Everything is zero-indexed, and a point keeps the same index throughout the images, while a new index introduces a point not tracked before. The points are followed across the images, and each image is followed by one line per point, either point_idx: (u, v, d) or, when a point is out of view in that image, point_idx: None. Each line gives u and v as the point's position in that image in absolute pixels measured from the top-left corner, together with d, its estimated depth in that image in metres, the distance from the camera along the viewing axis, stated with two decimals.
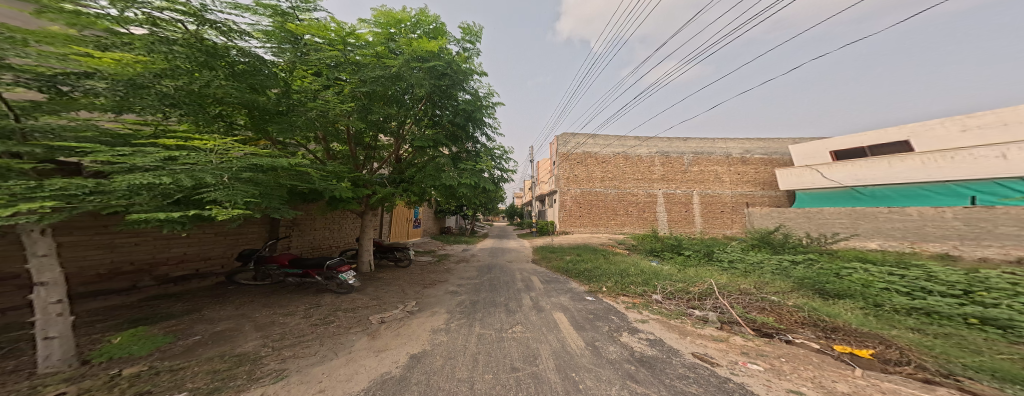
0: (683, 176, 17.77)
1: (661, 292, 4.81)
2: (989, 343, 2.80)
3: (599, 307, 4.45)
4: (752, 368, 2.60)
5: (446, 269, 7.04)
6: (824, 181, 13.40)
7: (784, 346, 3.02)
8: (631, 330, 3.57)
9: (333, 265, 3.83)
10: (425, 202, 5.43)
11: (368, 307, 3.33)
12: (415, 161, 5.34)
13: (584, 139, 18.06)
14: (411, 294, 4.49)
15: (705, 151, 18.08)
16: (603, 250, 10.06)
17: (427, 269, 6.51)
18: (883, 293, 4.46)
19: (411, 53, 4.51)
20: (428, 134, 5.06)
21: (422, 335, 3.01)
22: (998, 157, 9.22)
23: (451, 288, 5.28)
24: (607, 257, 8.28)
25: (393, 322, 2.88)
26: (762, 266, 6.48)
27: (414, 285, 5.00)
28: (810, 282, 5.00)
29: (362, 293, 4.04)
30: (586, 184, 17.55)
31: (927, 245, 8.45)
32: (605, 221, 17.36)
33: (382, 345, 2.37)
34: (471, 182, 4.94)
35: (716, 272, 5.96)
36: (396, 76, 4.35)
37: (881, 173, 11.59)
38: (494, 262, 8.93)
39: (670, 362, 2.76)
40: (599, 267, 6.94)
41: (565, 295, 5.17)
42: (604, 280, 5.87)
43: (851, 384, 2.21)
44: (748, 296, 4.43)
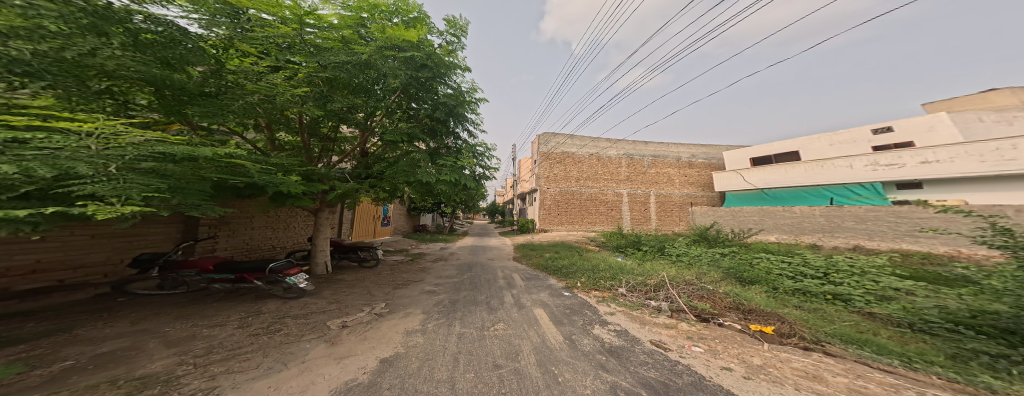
0: (644, 177, 18.82)
1: (626, 285, 5.05)
2: (839, 314, 3.54)
3: (576, 302, 4.56)
4: (696, 350, 2.86)
5: (422, 268, 6.81)
6: (744, 184, 16.31)
7: (717, 328, 3.35)
8: (602, 322, 3.69)
9: (279, 267, 3.56)
10: (396, 199, 5.16)
11: (324, 312, 3.07)
12: (385, 156, 5.18)
13: (563, 139, 18.41)
14: (379, 296, 4.27)
15: (662, 154, 19.36)
16: (578, 247, 10.34)
17: (398, 268, 6.25)
18: (777, 277, 5.18)
19: (385, 41, 4.29)
20: (402, 128, 4.86)
21: (394, 338, 2.87)
22: (848, 167, 12.79)
23: (428, 288, 5.12)
24: (581, 254, 8.53)
25: (357, 326, 2.70)
26: (700, 257, 7.10)
27: (383, 285, 4.78)
28: (732, 270, 5.64)
29: (316, 297, 3.75)
30: (565, 184, 17.92)
31: (804, 236, 10.45)
32: (579, 219, 17.83)
33: (345, 351, 2.22)
34: (450, 178, 4.81)
35: (667, 265, 6.43)
36: (365, 63, 4.08)
37: (781, 177, 14.82)
38: (474, 260, 8.82)
39: (633, 350, 2.90)
40: (571, 263, 7.14)
41: (543, 292, 5.23)
42: (578, 276, 6.04)
43: (763, 357, 2.57)
44: (690, 286, 4.73)
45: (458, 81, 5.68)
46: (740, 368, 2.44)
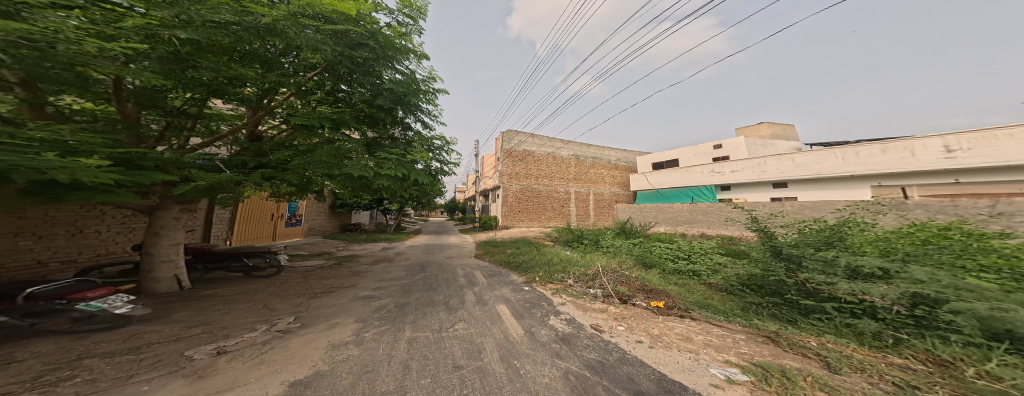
0: (592, 177, 20.58)
1: (576, 276, 5.37)
2: (696, 287, 4.84)
3: (535, 296, 4.63)
4: (618, 329, 3.18)
5: (354, 272, 6.10)
6: (648, 185, 20.14)
7: (634, 309, 3.88)
8: (556, 313, 3.81)
9: (59, 291, 2.40)
10: (309, 195, 4.45)
11: (196, 334, 2.41)
12: (290, 142, 4.36)
13: (523, 137, 18.69)
14: (291, 306, 3.64)
15: (601, 156, 21.32)
16: (536, 243, 10.67)
17: (318, 275, 5.37)
18: (663, 258, 6.56)
19: (300, 9, 3.56)
20: (324, 112, 4.19)
21: (315, 355, 2.45)
22: (700, 172, 17.15)
23: (364, 293, 4.59)
24: (540, 249, 8.80)
25: (244, 350, 2.21)
26: (622, 247, 8.10)
27: (299, 295, 4.05)
28: (637, 256, 6.68)
29: (201, 312, 2.98)
30: (527, 181, 18.32)
31: (680, 227, 12.91)
32: (537, 216, 18.45)
33: (228, 383, 1.78)
34: (392, 170, 4.31)
35: (601, 255, 7.13)
36: (267, 28, 3.38)
37: (668, 180, 18.95)
38: (430, 259, 8.34)
39: (580, 336, 3.05)
40: (529, 258, 7.29)
41: (505, 287, 5.17)
42: (536, 270, 6.18)
43: (662, 328, 3.17)
44: (613, 273, 5.31)
45: (407, 67, 5.18)
46: (647, 339, 2.90)
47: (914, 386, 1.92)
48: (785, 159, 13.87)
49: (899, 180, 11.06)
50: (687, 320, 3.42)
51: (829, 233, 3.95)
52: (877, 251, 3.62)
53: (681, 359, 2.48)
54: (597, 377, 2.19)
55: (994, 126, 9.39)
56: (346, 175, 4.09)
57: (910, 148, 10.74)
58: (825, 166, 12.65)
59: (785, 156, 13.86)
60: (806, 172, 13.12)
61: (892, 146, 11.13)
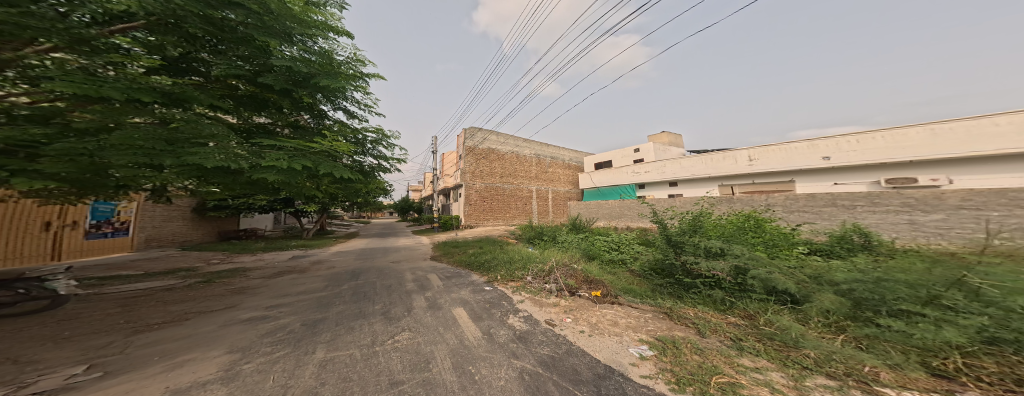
0: (549, 176, 21.44)
1: (535, 272, 5.38)
2: (621, 275, 5.50)
3: (495, 296, 4.46)
4: (566, 322, 3.32)
5: (241, 288, 4.83)
6: (591, 184, 22.31)
7: (579, 300, 4.14)
8: (515, 311, 3.75)
9: None
10: (124, 190, 3.09)
11: None
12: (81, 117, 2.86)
13: (486, 134, 18.07)
14: (102, 348, 2.60)
15: (557, 157, 22.47)
16: (497, 241, 10.42)
17: (155, 302, 3.94)
18: (608, 250, 7.28)
19: None
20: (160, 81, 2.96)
21: None
22: (628, 173, 19.90)
23: (258, 314, 3.66)
24: (503, 247, 8.63)
25: None
26: (574, 241, 8.65)
27: (110, 333, 2.92)
28: (582, 249, 7.35)
29: None
30: (489, 179, 17.82)
31: (612, 221, 14.71)
32: (503, 214, 18.29)
33: None
34: (278, 159, 3.40)
35: (555, 251, 7.41)
36: None
37: (607, 179, 21.34)
38: (370, 265, 7.29)
39: (537, 332, 3.05)
40: (492, 256, 7.05)
41: (465, 289, 4.85)
42: (498, 269, 6.00)
43: (598, 315, 3.50)
44: (562, 267, 5.48)
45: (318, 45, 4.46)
46: (588, 329, 3.11)
47: (739, 338, 2.62)
48: (671, 163, 17.41)
49: (726, 180, 15.29)
50: (619, 307, 3.80)
51: (693, 221, 5.09)
52: (716, 234, 4.92)
53: (610, 343, 2.75)
54: (548, 373, 2.21)
55: (769, 143, 13.89)
56: (193, 166, 2.97)
57: (729, 157, 15.11)
58: (692, 169, 16.43)
59: (672, 162, 17.35)
60: (681, 173, 16.84)
61: (722, 155, 15.38)
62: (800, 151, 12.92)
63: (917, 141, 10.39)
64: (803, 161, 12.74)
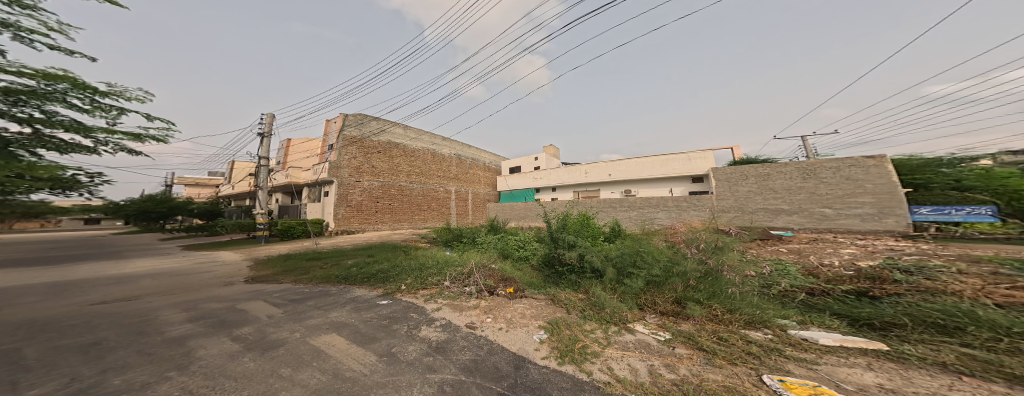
0: (467, 177, 20.62)
1: (453, 276, 4.66)
2: (527, 270, 5.90)
3: (401, 306, 3.48)
4: (486, 322, 3.04)
5: None
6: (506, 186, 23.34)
7: (498, 298, 3.98)
8: (430, 321, 2.87)
9: None
10: None
11: None
12: None
13: (386, 124, 15.62)
14: None
15: (478, 159, 22.24)
16: (406, 246, 8.78)
17: None
18: (529, 246, 7.69)
19: None
20: None
21: None
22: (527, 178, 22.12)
23: None
24: (408, 252, 7.19)
25: None
26: (493, 240, 8.59)
27: None
28: (499, 249, 7.45)
29: None
30: (387, 177, 15.39)
31: (521, 221, 16.23)
32: (408, 216, 16.19)
33: None
34: None
35: (479, 252, 7.07)
36: None
37: (515, 182, 22.82)
38: (134, 293, 4.16)
39: (456, 339, 2.49)
40: (397, 266, 5.66)
41: (341, 309, 3.35)
42: (403, 277, 4.92)
43: (508, 309, 3.53)
44: (480, 268, 4.87)
45: None
46: (503, 324, 3.04)
47: (572, 309, 3.50)
48: (527, 176, 22.12)
49: (559, 190, 20.75)
50: (529, 300, 3.96)
51: (559, 223, 6.18)
52: (571, 229, 6.24)
53: (519, 334, 2.81)
54: (472, 378, 1.87)
55: (575, 164, 19.89)
56: None
57: (555, 173, 20.62)
58: (539, 182, 21.35)
59: (529, 175, 22.00)
60: (533, 183, 21.66)
61: (552, 172, 20.80)
62: (589, 171, 19.29)
63: (632, 168, 17.80)
64: (592, 179, 19.10)
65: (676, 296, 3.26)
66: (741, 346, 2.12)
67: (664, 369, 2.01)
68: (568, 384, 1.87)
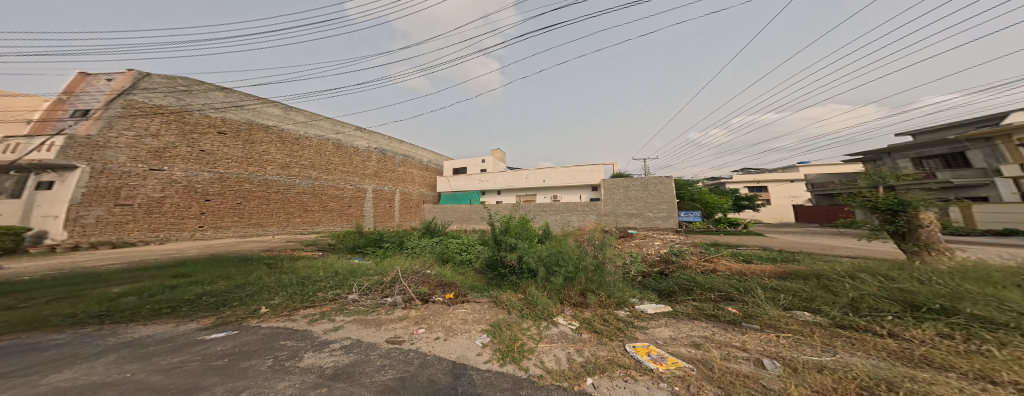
0: (389, 174, 18.54)
1: (365, 287, 4.17)
2: (470, 274, 5.81)
3: (268, 333, 2.74)
4: (418, 332, 2.89)
5: None
6: (446, 186, 22.45)
7: (432, 306, 3.73)
8: (319, 346, 2.46)
9: None
10: None
11: None
12: None
13: (254, 102, 12.72)
14: None
15: (410, 156, 20.59)
16: (285, 257, 7.02)
17: None
18: (465, 249, 7.54)
19: None
20: None
21: None
22: (466, 180, 21.85)
23: None
24: (273, 268, 5.61)
25: None
26: (424, 245, 8.03)
27: None
28: (436, 253, 7.14)
29: None
30: (229, 167, 11.53)
31: (467, 224, 15.83)
32: (275, 220, 12.59)
33: None
34: None
35: (401, 258, 6.54)
36: None
37: (457, 183, 22.17)
38: None
39: (366, 361, 2.20)
40: (231, 291, 4.02)
41: (79, 365, 1.98)
42: (265, 298, 3.76)
43: (441, 317, 3.35)
44: (414, 274, 4.65)
45: None
46: (441, 333, 2.89)
47: (506, 308, 3.68)
48: (465, 178, 21.97)
49: (497, 194, 21.22)
50: (465, 304, 3.86)
51: (501, 225, 6.22)
52: (509, 229, 6.39)
53: (460, 341, 2.71)
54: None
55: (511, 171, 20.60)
56: None
57: (493, 178, 21.00)
58: (476, 185, 21.48)
59: (467, 177, 21.87)
60: (471, 186, 21.70)
61: (490, 177, 21.14)
62: (525, 178, 20.27)
63: (560, 176, 19.36)
64: (527, 185, 20.14)
65: (581, 288, 3.95)
66: (615, 324, 2.82)
67: (576, 353, 2.25)
68: (507, 385, 1.87)
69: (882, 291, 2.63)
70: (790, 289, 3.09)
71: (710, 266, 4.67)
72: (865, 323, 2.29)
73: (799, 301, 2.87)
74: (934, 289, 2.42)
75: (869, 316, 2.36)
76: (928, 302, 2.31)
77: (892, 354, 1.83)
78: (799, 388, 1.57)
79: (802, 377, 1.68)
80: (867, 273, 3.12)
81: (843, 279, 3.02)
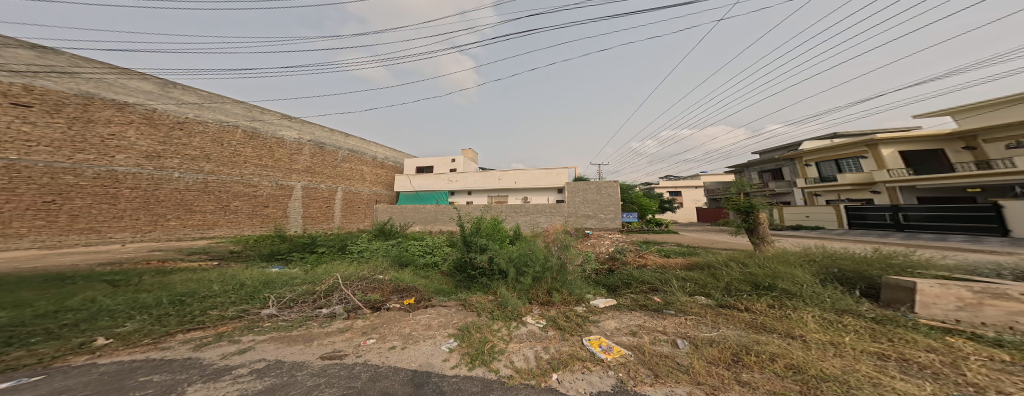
0: (332, 171, 16.64)
1: (299, 298, 3.98)
2: (438, 277, 5.89)
3: (112, 371, 2.09)
4: (368, 344, 2.87)
5: None
6: (408, 186, 21.37)
7: (384, 314, 3.73)
8: (214, 374, 2.09)
9: None
10: None
11: None
12: None
13: (108, 74, 9.76)
14: None
15: (359, 151, 18.96)
16: (166, 270, 5.77)
17: None
18: (421, 255, 7.45)
19: None
20: None
21: None
22: (433, 180, 21.27)
23: None
24: (121, 287, 4.35)
25: None
26: (377, 250, 7.76)
27: None
28: (394, 257, 6.97)
29: None
30: (46, 155, 8.40)
31: (434, 225, 15.58)
32: (130, 225, 9.61)
33: None
34: None
35: (342, 265, 6.21)
36: None
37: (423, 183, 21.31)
38: None
39: (293, 382, 2.04)
40: (20, 324, 2.84)
41: None
42: (112, 325, 2.88)
43: (401, 325, 3.38)
44: (363, 280, 4.66)
45: None
46: (399, 342, 2.94)
47: (471, 307, 3.97)
48: (431, 177, 21.40)
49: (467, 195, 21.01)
50: (428, 309, 3.93)
51: (473, 226, 6.37)
52: (477, 228, 6.48)
53: (425, 348, 2.80)
54: None
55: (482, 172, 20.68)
56: None
57: (464, 179, 20.83)
58: (443, 186, 21.16)
59: (434, 177, 21.36)
60: (436, 186, 21.20)
61: (458, 177, 20.98)
62: (498, 179, 20.50)
63: (531, 177, 19.94)
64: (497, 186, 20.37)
65: (548, 287, 4.35)
66: (575, 320, 3.35)
67: (543, 351, 2.60)
68: (478, 387, 2.08)
69: (740, 275, 3.96)
70: (692, 278, 4.33)
71: (645, 262, 5.89)
72: (733, 302, 3.47)
73: (697, 288, 4.03)
74: (765, 271, 3.82)
75: (735, 296, 3.62)
76: (763, 281, 3.69)
77: (748, 324, 2.83)
78: (698, 360, 2.18)
79: (700, 352, 2.30)
80: (736, 261, 4.52)
81: (724, 268, 4.34)
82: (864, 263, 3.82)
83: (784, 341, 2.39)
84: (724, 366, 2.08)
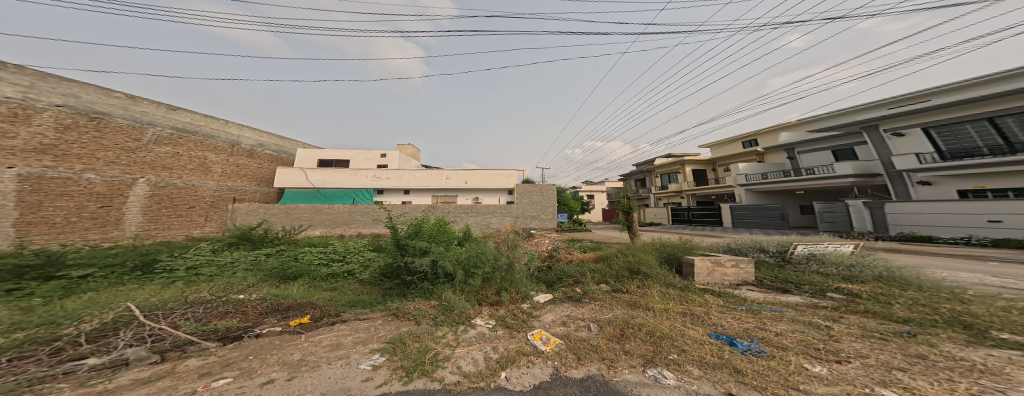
0: (132, 158, 11.05)
1: (30, 342, 2.71)
2: (346, 287, 5.69)
3: None
4: (215, 387, 2.09)
5: None
6: (304, 183, 17.67)
7: (252, 341, 3.08)
8: None
9: None
10: None
11: None
12: None
13: None
14: None
15: (191, 129, 13.42)
16: None
17: None
18: (313, 267, 6.81)
19: None
20: None
21: None
22: (349, 176, 18.68)
23: None
24: None
25: None
26: (234, 265, 6.71)
27: None
28: (277, 270, 6.16)
29: None
30: None
31: (338, 228, 13.81)
32: None
33: None
34: None
35: (155, 290, 5.01)
36: None
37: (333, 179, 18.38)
38: None
39: None
40: None
41: None
42: None
43: (300, 350, 2.78)
44: (210, 306, 4.00)
45: None
46: (281, 373, 2.30)
47: (400, 316, 3.79)
48: (349, 173, 18.75)
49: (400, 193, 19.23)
50: (336, 326, 3.55)
51: (411, 227, 5.83)
52: (410, 228, 5.73)
53: (333, 371, 2.33)
54: None
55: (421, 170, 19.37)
56: None
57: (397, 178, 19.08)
58: (366, 182, 18.80)
59: (354, 172, 18.79)
60: (354, 182, 18.71)
61: (383, 175, 19.01)
62: (440, 178, 19.64)
63: (477, 178, 19.80)
64: (437, 185, 19.52)
65: (497, 287, 4.57)
66: (520, 317, 3.60)
67: (492, 352, 2.67)
68: None
69: (625, 263, 5.43)
70: (597, 270, 5.50)
71: (570, 257, 6.88)
72: (620, 286, 4.71)
73: (600, 278, 5.24)
74: (635, 260, 5.41)
75: (621, 280, 4.98)
76: (638, 269, 5.16)
77: (627, 303, 3.98)
78: (603, 339, 2.82)
79: (604, 331, 2.99)
80: (622, 252, 6.04)
81: (617, 257, 5.79)
82: (676, 248, 6.03)
83: (644, 313, 3.51)
84: (616, 339, 2.80)
